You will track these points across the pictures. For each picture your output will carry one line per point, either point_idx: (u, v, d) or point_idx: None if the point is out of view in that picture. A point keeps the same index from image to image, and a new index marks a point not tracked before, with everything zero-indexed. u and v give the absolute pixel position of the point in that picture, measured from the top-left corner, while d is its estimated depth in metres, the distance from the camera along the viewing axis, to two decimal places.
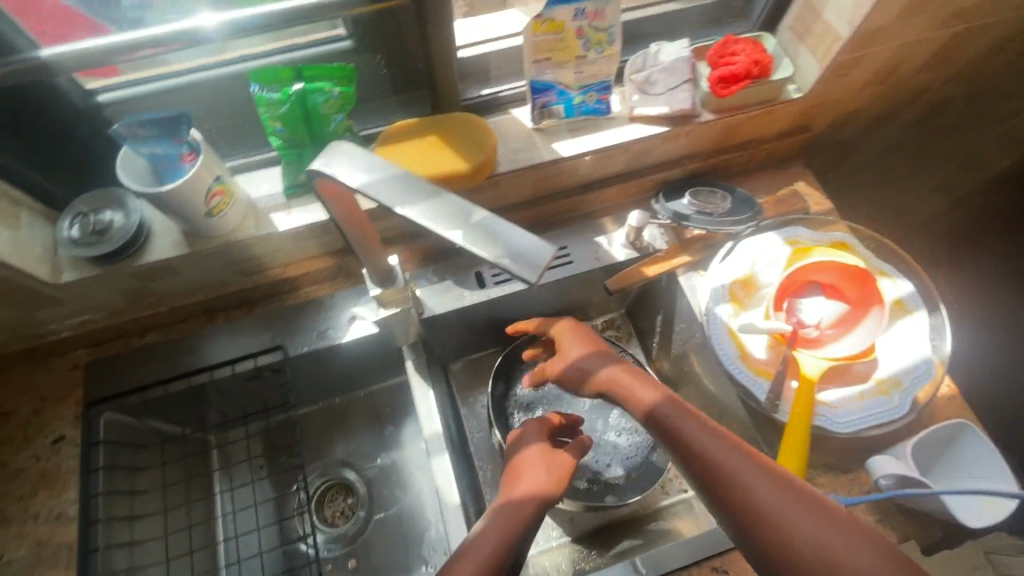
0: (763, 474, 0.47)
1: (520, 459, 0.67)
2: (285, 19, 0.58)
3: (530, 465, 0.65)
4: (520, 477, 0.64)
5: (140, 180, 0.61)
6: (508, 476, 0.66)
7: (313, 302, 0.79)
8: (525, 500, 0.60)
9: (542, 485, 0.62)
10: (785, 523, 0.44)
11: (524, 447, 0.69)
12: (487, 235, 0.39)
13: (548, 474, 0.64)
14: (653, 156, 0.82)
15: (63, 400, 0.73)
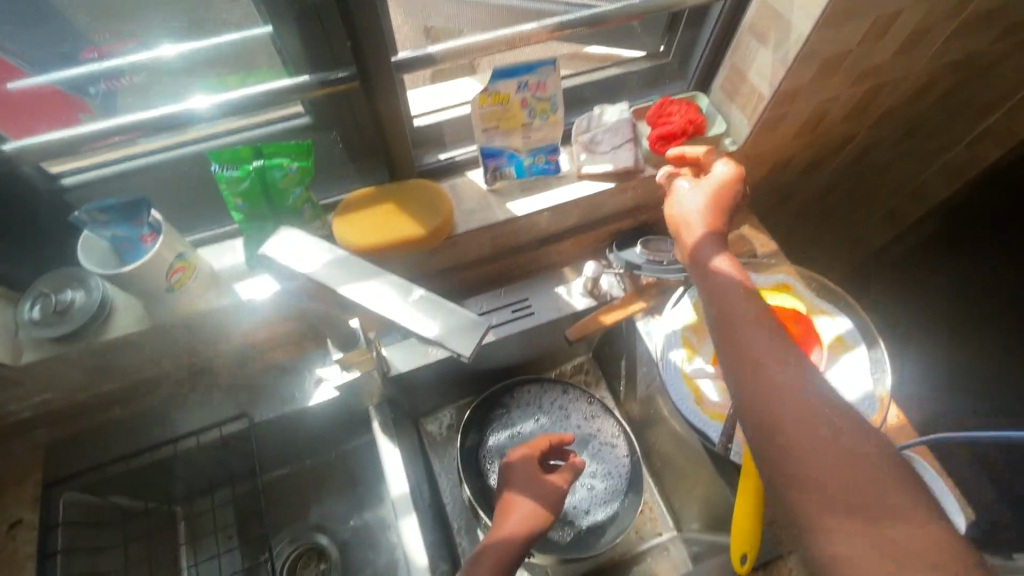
0: (824, 411, 0.48)
1: (507, 499, 0.70)
2: (252, 102, 0.64)
3: (520, 499, 0.69)
4: (506, 513, 0.68)
5: (102, 262, 0.62)
6: (499, 509, 0.70)
7: (277, 369, 0.81)
8: (511, 539, 0.64)
9: (529, 521, 0.67)
10: (810, 455, 0.46)
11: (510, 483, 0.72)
12: (428, 311, 0.44)
13: (531, 510, 0.68)
14: (604, 209, 0.86)
15: (20, 482, 0.72)
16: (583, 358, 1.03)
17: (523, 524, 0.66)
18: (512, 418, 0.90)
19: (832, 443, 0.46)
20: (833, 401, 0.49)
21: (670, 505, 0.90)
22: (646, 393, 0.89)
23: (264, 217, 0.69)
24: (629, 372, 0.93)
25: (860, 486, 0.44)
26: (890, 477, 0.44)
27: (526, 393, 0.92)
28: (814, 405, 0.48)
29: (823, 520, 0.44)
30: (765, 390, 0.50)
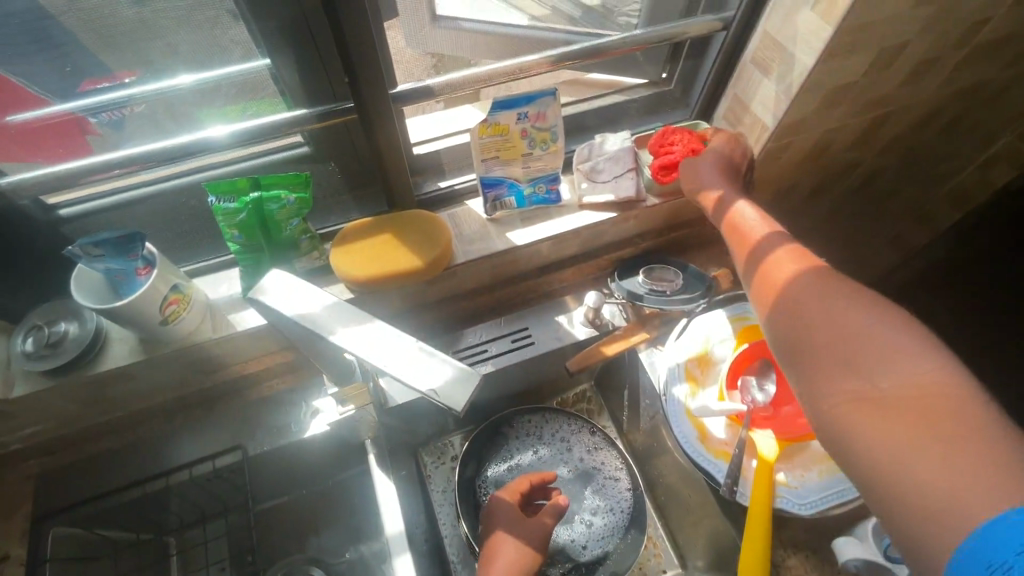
0: (849, 320, 0.47)
1: (494, 541, 0.68)
2: (262, 131, 0.64)
3: (505, 542, 0.67)
4: (494, 556, 0.65)
5: (97, 295, 0.62)
6: (485, 556, 0.67)
7: (273, 400, 0.80)
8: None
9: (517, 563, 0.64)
10: (816, 337, 0.47)
11: (498, 525, 0.70)
12: (421, 362, 0.42)
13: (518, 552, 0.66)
14: (605, 238, 0.85)
15: (9, 515, 0.70)
16: (585, 386, 1.01)
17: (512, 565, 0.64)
18: (512, 449, 0.88)
19: (855, 338, 0.45)
20: (866, 308, 0.47)
21: (674, 540, 0.87)
22: (649, 424, 0.87)
23: (261, 248, 0.69)
24: (631, 402, 0.91)
25: (860, 354, 0.44)
26: (905, 350, 0.43)
27: (527, 423, 0.90)
28: (847, 314, 0.47)
29: (841, 409, 0.43)
30: (798, 319, 0.49)
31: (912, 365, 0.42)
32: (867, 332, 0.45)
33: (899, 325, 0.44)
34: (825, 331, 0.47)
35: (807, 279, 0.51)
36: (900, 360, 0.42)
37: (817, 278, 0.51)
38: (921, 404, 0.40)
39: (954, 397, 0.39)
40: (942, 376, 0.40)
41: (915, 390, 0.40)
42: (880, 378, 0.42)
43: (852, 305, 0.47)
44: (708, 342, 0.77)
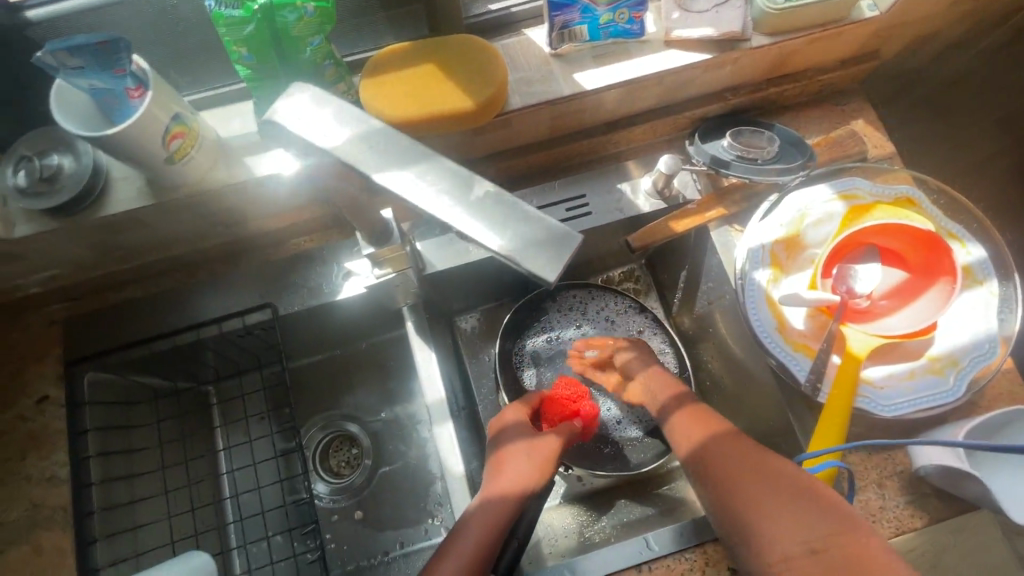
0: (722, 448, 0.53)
1: (501, 451, 0.60)
2: None
3: (513, 460, 0.59)
4: (502, 466, 0.59)
5: (86, 120, 0.52)
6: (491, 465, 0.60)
7: (303, 257, 0.72)
8: (505, 498, 0.55)
9: (526, 476, 0.57)
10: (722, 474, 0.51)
11: (505, 436, 0.62)
12: (497, 215, 0.30)
13: (528, 460, 0.59)
14: (692, 88, 0.70)
15: (41, 358, 0.69)
16: (635, 265, 0.91)
17: (518, 478, 0.57)
18: (549, 323, 0.81)
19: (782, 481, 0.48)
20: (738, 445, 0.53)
21: None
22: (706, 310, 0.79)
23: (276, 72, 0.56)
24: (688, 286, 0.82)
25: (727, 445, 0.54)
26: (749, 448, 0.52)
27: (569, 299, 0.82)
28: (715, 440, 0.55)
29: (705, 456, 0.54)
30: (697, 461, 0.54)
31: (796, 499, 0.47)
32: (762, 492, 0.48)
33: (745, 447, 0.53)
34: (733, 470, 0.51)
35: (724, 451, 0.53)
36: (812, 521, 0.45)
37: (731, 445, 0.53)
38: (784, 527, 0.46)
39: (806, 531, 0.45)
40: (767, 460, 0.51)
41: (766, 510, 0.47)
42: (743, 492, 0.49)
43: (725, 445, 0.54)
44: (801, 221, 0.65)
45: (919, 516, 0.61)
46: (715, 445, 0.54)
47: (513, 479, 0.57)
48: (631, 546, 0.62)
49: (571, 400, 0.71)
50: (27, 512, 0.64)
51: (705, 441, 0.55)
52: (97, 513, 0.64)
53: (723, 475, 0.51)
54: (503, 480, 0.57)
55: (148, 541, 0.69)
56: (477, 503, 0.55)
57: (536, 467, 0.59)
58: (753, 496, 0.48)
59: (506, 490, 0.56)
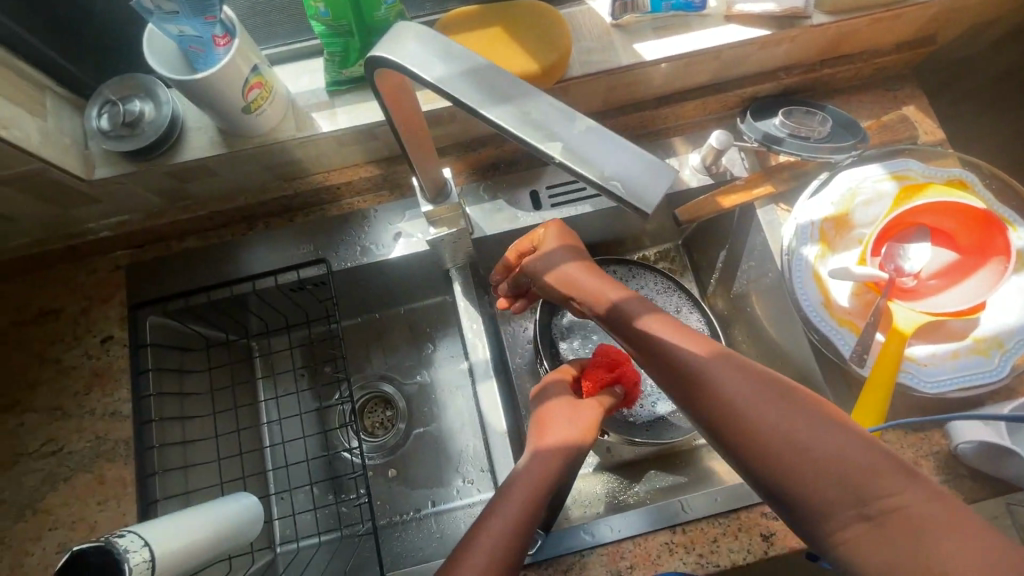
0: (743, 396, 0.45)
1: (543, 413, 0.63)
2: None
3: (555, 419, 0.61)
4: (547, 426, 0.60)
5: (175, 68, 0.54)
6: (534, 426, 0.62)
7: (354, 216, 0.74)
8: (551, 454, 0.56)
9: (571, 435, 0.59)
10: (744, 415, 0.44)
11: (547, 398, 0.64)
12: (597, 147, 0.32)
13: (572, 420, 0.60)
14: (747, 65, 0.70)
15: (107, 300, 0.72)
16: (671, 244, 0.90)
17: (562, 436, 0.58)
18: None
19: (804, 420, 0.43)
20: (762, 408, 0.44)
21: None
22: (744, 290, 0.79)
23: (350, 31, 0.60)
24: (726, 268, 0.81)
25: (752, 397, 0.44)
26: (773, 401, 0.44)
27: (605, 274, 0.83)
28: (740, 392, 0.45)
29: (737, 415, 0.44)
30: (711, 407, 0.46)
31: (824, 439, 0.41)
32: (781, 427, 0.43)
33: (761, 389, 0.45)
34: (756, 414, 0.44)
35: (723, 373, 0.46)
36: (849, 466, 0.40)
37: (726, 371, 0.46)
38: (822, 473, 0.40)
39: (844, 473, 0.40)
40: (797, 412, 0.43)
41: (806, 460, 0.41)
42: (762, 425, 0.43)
43: (742, 382, 0.45)
44: (851, 200, 0.66)
45: (954, 495, 0.61)
46: (714, 370, 0.47)
47: (558, 439, 0.58)
48: (667, 508, 0.64)
49: (611, 366, 0.69)
50: (91, 443, 0.67)
51: (696, 359, 0.48)
52: (157, 449, 0.67)
53: (736, 415, 0.44)
54: (548, 439, 0.58)
55: (199, 480, 0.71)
56: (524, 461, 0.56)
57: (581, 425, 0.60)
58: (769, 429, 0.43)
59: (552, 449, 0.57)
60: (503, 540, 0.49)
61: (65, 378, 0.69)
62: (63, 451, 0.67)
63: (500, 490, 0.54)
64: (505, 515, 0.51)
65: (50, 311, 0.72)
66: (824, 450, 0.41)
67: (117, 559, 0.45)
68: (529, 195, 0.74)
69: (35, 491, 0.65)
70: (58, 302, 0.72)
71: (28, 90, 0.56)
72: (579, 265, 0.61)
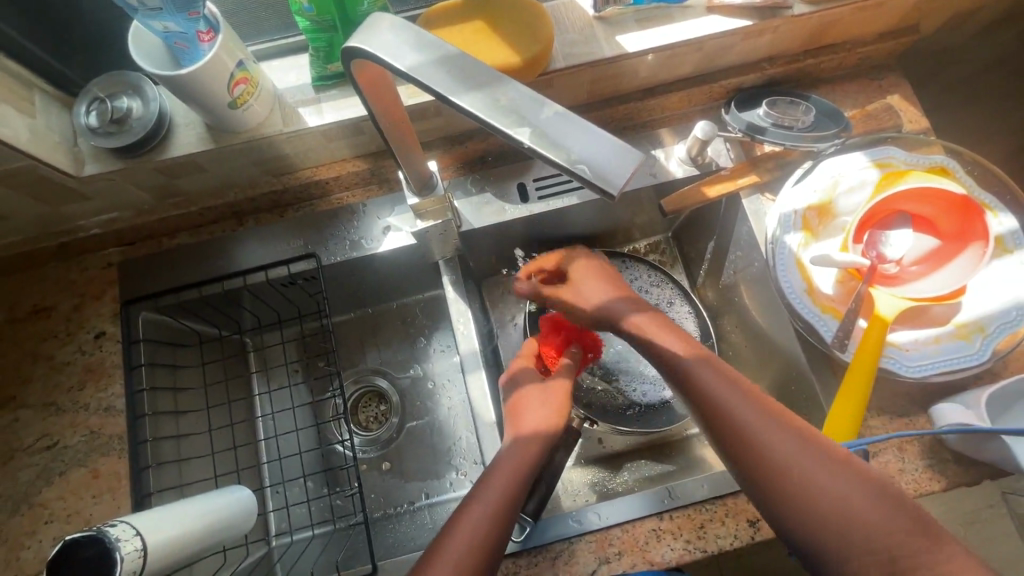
0: (772, 437, 0.48)
1: (517, 398, 0.64)
2: None
3: (529, 405, 0.63)
4: (521, 413, 0.62)
5: (160, 65, 0.55)
6: (508, 414, 0.64)
7: (344, 210, 0.75)
8: (527, 440, 0.58)
9: (544, 418, 0.61)
10: (768, 454, 0.47)
11: (517, 383, 0.66)
12: (565, 132, 0.33)
13: (541, 403, 0.63)
14: (730, 56, 0.71)
15: (100, 297, 0.73)
16: (661, 236, 0.90)
17: (536, 422, 0.60)
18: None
19: (816, 455, 0.46)
20: (789, 450, 0.47)
21: None
22: (731, 281, 0.80)
23: (334, 26, 0.61)
24: (715, 258, 0.82)
25: (779, 437, 0.48)
26: (803, 445, 0.47)
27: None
28: (767, 434, 0.48)
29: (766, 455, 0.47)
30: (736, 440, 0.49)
31: (847, 487, 0.44)
32: (805, 471, 0.45)
33: (791, 434, 0.48)
34: (784, 455, 0.47)
35: (735, 396, 0.51)
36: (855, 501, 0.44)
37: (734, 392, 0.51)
38: (848, 517, 0.43)
39: (868, 521, 0.43)
40: (823, 460, 0.46)
41: (828, 502, 0.44)
42: (788, 468, 0.46)
43: (770, 424, 0.49)
44: (834, 188, 0.66)
45: (939, 479, 0.62)
46: (738, 409, 0.50)
47: (529, 425, 0.60)
48: (655, 493, 0.64)
49: (558, 329, 0.73)
50: (86, 438, 0.68)
51: (699, 367, 0.54)
52: (150, 442, 0.67)
53: (761, 453, 0.47)
54: (523, 428, 0.60)
55: (194, 474, 0.72)
56: (501, 452, 0.58)
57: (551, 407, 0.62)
58: (797, 472, 0.46)
59: (524, 438, 0.59)
60: (488, 524, 0.50)
61: (59, 375, 0.70)
62: (58, 446, 0.68)
63: (480, 477, 0.55)
64: (485, 506, 0.52)
65: (44, 309, 0.72)
66: (843, 494, 0.44)
67: (110, 547, 0.46)
68: (517, 188, 0.75)
69: (31, 485, 0.66)
70: (51, 300, 0.73)
71: (16, 89, 0.57)
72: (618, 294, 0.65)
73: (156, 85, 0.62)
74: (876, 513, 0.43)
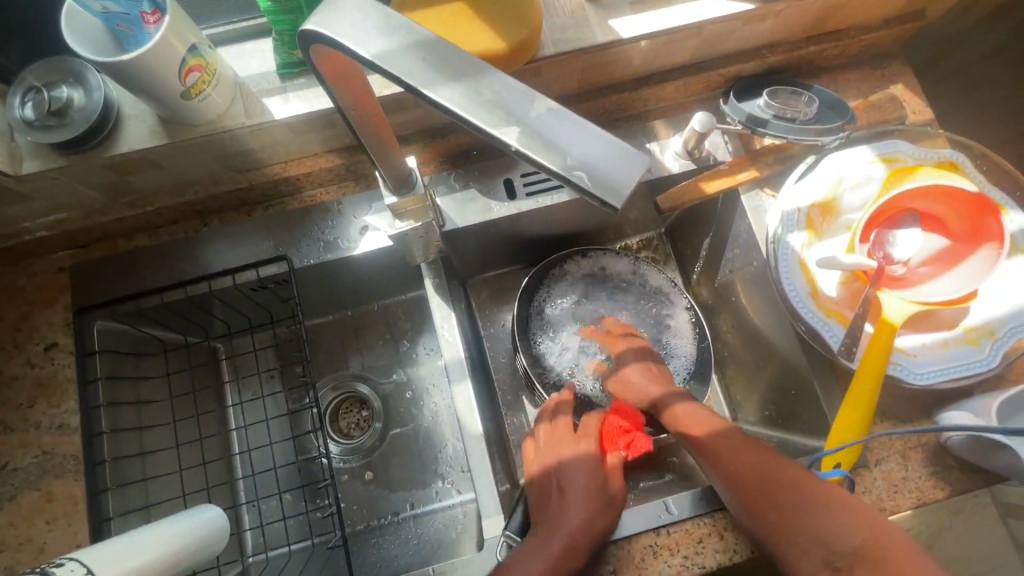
0: (759, 461, 0.53)
1: (564, 478, 0.60)
2: None
3: (579, 490, 0.58)
4: (568, 499, 0.58)
5: (101, 50, 0.49)
6: (550, 494, 0.60)
7: (318, 207, 0.70)
8: (571, 530, 0.55)
9: (594, 510, 0.57)
10: (750, 477, 0.52)
11: (571, 461, 0.61)
12: (558, 132, 0.28)
13: (583, 481, 0.59)
14: (729, 42, 0.67)
15: (51, 305, 0.67)
16: (654, 232, 0.87)
17: (584, 510, 0.56)
18: (562, 292, 0.77)
19: (792, 496, 0.49)
20: (773, 476, 0.51)
21: (730, 397, 0.79)
22: (726, 280, 0.77)
23: (300, 6, 0.56)
24: (710, 256, 0.78)
25: (768, 464, 0.52)
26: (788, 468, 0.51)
27: (590, 262, 0.79)
28: (757, 465, 0.53)
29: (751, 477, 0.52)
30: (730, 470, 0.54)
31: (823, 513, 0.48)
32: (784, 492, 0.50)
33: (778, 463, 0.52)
34: (760, 473, 0.52)
35: (739, 452, 0.54)
36: (829, 533, 0.47)
37: (742, 451, 0.54)
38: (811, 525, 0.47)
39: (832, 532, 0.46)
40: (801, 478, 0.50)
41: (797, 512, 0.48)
42: (772, 485, 0.51)
43: (755, 456, 0.54)
44: (839, 185, 0.63)
45: (944, 487, 0.60)
46: (730, 445, 0.55)
47: (573, 507, 0.57)
48: (652, 507, 0.61)
49: (625, 431, 0.67)
50: (37, 460, 0.63)
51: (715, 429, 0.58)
52: (109, 463, 0.62)
53: (755, 480, 0.52)
54: (570, 516, 0.56)
55: (160, 492, 0.67)
56: (539, 538, 0.55)
57: (600, 490, 0.58)
58: (778, 494, 0.50)
59: (567, 522, 0.56)
60: None
61: (6, 390, 0.64)
62: (7, 469, 0.62)
63: (515, 558, 0.54)
64: None
65: None
66: (817, 517, 0.48)
67: None
68: (503, 183, 0.70)
69: None
70: None
71: None
72: (659, 376, 0.68)
73: (100, 72, 0.57)
74: (845, 539, 0.46)
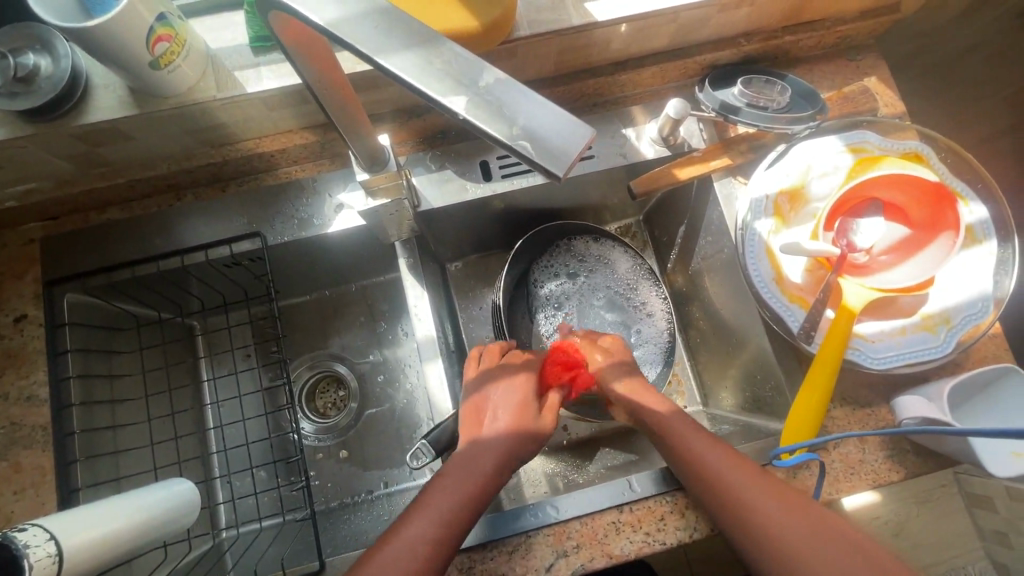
0: (730, 465, 0.52)
1: (485, 406, 0.59)
2: None
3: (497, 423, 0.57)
4: (483, 427, 0.56)
5: (65, 16, 0.49)
6: (471, 420, 0.58)
7: (294, 184, 0.70)
8: (478, 457, 0.54)
9: (507, 442, 0.55)
10: (722, 481, 0.51)
11: (500, 398, 0.59)
12: (506, 102, 0.29)
13: (510, 409, 0.58)
14: (705, 29, 0.67)
15: (20, 276, 0.67)
16: (632, 219, 0.87)
17: (499, 444, 0.55)
18: (562, 266, 0.79)
19: (770, 502, 0.48)
20: (748, 484, 0.50)
21: (701, 383, 0.80)
22: (698, 267, 0.78)
23: None
24: (685, 243, 0.79)
25: (741, 470, 0.51)
26: (761, 475, 0.51)
27: (600, 247, 0.79)
28: (730, 468, 0.52)
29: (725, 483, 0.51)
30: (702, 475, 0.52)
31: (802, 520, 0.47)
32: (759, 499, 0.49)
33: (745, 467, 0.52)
34: (732, 476, 0.51)
35: (703, 446, 0.54)
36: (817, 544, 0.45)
37: (710, 448, 0.53)
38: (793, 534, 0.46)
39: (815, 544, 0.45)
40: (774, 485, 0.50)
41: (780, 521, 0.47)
42: (745, 490, 0.50)
43: (728, 460, 0.52)
44: (806, 173, 0.64)
45: (898, 470, 0.62)
46: (698, 442, 0.54)
47: (498, 432, 0.56)
48: (615, 486, 0.63)
49: (565, 366, 0.65)
50: (5, 430, 0.63)
51: (675, 419, 0.57)
52: (79, 435, 0.62)
53: (725, 484, 0.51)
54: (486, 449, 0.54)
55: (131, 466, 0.67)
56: (450, 465, 0.53)
57: (527, 419, 0.58)
58: (753, 501, 0.49)
59: (490, 449, 0.54)
60: (426, 538, 0.47)
61: None
62: None
63: (426, 489, 0.51)
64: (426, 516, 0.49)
65: None
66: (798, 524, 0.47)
67: (16, 555, 0.41)
68: (479, 165, 0.70)
69: None
70: None
71: None
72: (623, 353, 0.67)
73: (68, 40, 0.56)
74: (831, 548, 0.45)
